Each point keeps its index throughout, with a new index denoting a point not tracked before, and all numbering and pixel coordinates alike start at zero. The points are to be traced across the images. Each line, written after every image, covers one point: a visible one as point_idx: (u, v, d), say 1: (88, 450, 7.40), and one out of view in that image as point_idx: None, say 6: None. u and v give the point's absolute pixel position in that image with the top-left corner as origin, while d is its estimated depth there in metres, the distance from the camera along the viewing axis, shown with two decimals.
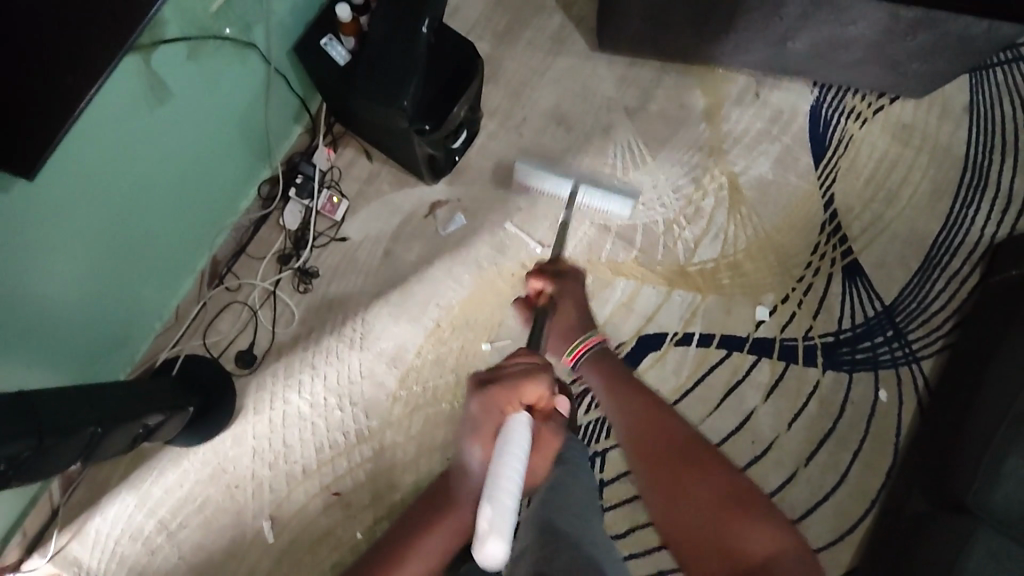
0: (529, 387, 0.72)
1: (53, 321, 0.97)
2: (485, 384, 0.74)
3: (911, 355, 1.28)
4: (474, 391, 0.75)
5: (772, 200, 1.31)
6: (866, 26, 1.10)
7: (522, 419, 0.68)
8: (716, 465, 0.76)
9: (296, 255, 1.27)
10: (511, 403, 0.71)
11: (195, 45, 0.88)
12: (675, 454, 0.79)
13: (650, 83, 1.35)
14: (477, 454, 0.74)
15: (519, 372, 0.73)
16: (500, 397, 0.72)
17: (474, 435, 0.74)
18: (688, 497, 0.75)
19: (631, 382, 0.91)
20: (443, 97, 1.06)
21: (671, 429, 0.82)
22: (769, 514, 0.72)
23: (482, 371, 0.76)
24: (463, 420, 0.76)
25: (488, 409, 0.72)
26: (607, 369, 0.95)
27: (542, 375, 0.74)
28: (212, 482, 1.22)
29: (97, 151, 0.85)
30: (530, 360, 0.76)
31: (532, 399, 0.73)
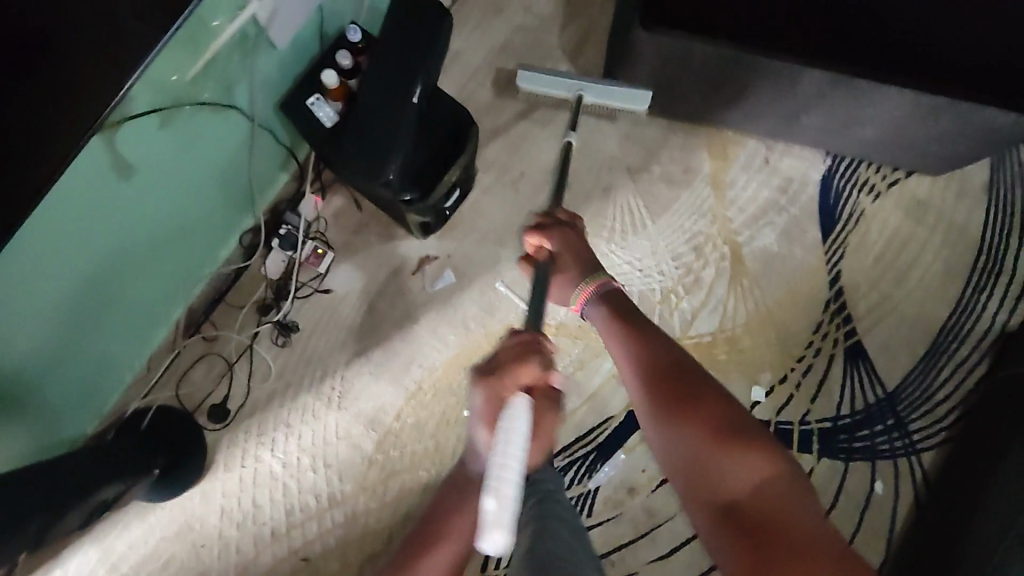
0: (524, 370, 0.68)
1: (8, 392, 0.91)
2: (481, 368, 0.70)
3: (911, 447, 1.23)
4: (473, 380, 0.70)
5: (775, 274, 1.26)
6: (885, 108, 1.03)
7: (522, 402, 0.63)
8: (714, 397, 0.70)
9: (276, 307, 1.21)
10: (509, 389, 0.67)
11: (166, 115, 0.82)
12: (671, 387, 0.72)
13: (656, 142, 1.29)
14: (483, 442, 0.68)
15: (511, 355, 0.69)
16: (497, 384, 0.68)
17: (480, 422, 0.68)
18: (685, 436, 0.69)
19: (639, 316, 0.85)
20: (433, 165, 1.00)
21: (669, 363, 0.75)
22: (767, 449, 0.66)
23: (478, 362, 0.71)
24: (471, 410, 0.71)
25: (489, 398, 0.67)
26: (610, 306, 0.88)
27: (536, 355, 0.69)
28: (178, 539, 1.18)
29: (57, 227, 0.79)
30: (526, 338, 0.72)
31: (530, 381, 0.68)
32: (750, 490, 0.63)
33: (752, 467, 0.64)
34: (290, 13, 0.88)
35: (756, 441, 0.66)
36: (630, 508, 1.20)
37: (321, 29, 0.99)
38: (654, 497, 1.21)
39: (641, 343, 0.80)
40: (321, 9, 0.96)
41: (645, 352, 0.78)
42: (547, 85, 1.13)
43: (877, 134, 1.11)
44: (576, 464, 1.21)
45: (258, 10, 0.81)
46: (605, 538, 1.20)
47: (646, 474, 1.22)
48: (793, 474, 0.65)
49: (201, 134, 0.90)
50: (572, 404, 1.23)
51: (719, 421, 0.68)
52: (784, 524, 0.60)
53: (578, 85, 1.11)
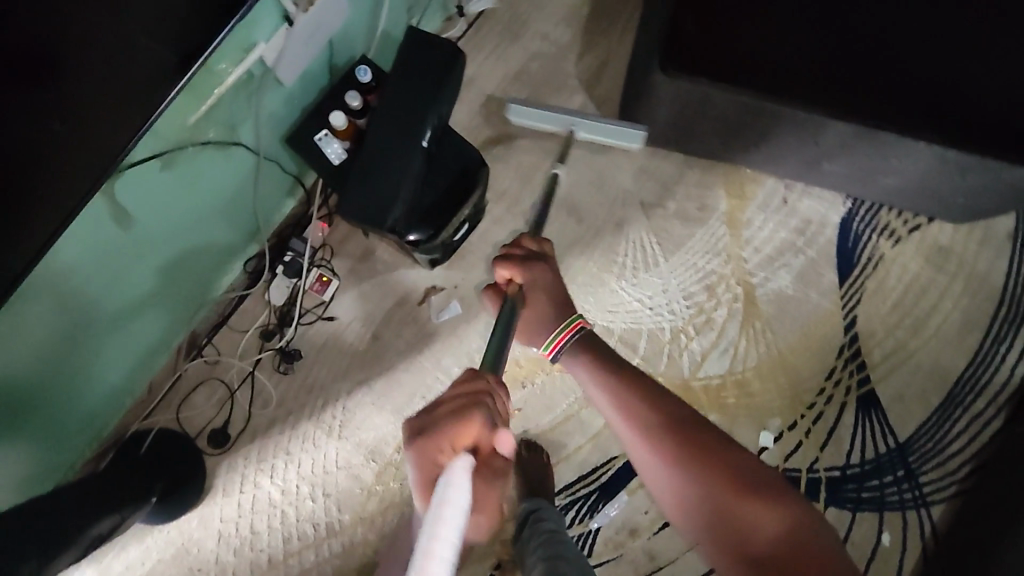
0: (463, 428, 0.61)
1: (10, 421, 0.92)
2: (420, 428, 0.63)
3: (921, 499, 1.20)
4: (409, 439, 0.64)
5: (789, 317, 1.23)
6: (910, 161, 1.00)
7: (461, 462, 0.55)
8: (721, 447, 0.71)
9: (279, 333, 1.20)
10: (446, 451, 0.60)
11: (168, 157, 0.81)
12: (679, 440, 0.72)
13: (671, 178, 1.26)
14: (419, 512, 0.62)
15: (449, 414, 0.63)
16: (432, 445, 0.61)
17: (416, 488, 0.62)
18: (704, 492, 0.68)
19: (626, 368, 0.85)
20: (441, 206, 0.99)
21: (673, 416, 0.75)
22: (787, 497, 0.67)
23: (415, 416, 0.64)
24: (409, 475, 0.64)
25: (422, 460, 0.61)
26: (594, 359, 0.87)
27: (479, 412, 0.63)
28: (174, 562, 1.18)
29: (56, 269, 0.79)
30: (470, 391, 0.66)
31: (468, 441, 0.61)
32: (777, 540, 0.63)
33: (776, 517, 0.64)
34: (300, 53, 0.87)
35: (774, 490, 0.67)
36: (630, 550, 1.19)
37: (331, 62, 0.97)
38: (655, 539, 1.19)
39: (642, 397, 0.79)
40: (332, 44, 0.94)
41: (646, 405, 0.78)
42: (540, 119, 1.12)
43: (901, 183, 1.08)
44: (577, 504, 1.20)
45: (265, 53, 0.80)
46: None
47: (649, 516, 1.20)
48: (812, 518, 0.66)
49: (204, 172, 0.89)
50: (576, 442, 1.21)
51: (730, 467, 0.69)
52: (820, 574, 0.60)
53: (569, 120, 1.12)
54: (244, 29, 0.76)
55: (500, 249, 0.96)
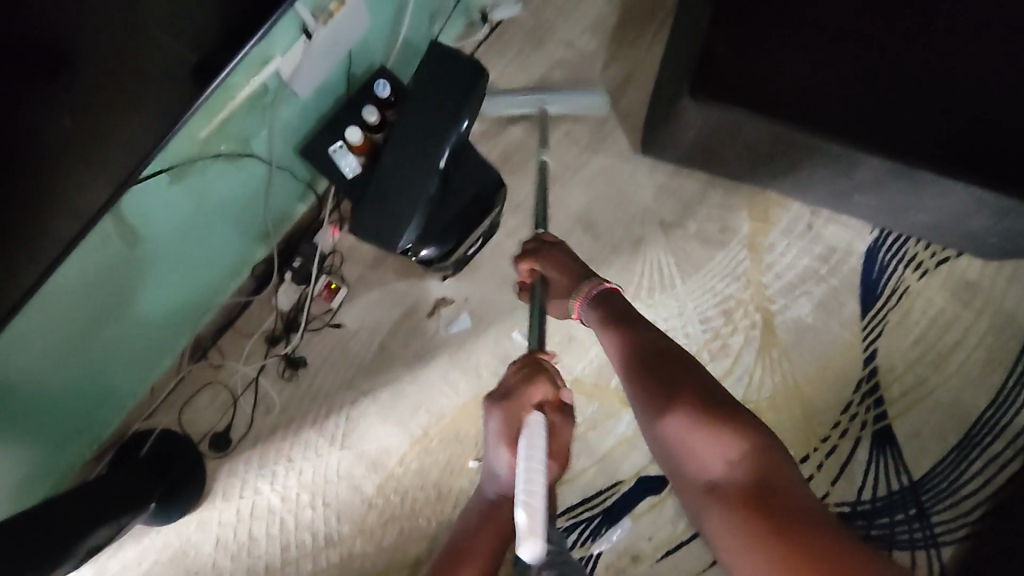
0: (534, 388, 0.70)
1: (11, 424, 0.91)
2: (496, 396, 0.72)
3: (932, 540, 1.17)
4: (487, 410, 0.72)
5: (807, 347, 1.20)
6: (947, 202, 0.97)
7: (534, 414, 0.63)
8: (687, 378, 0.67)
9: (285, 339, 1.18)
10: (523, 410, 0.69)
11: (179, 171, 0.80)
12: (646, 369, 0.69)
13: (693, 197, 1.22)
14: (505, 463, 0.70)
15: (518, 379, 0.72)
16: (513, 405, 0.69)
17: (499, 443, 0.70)
18: (662, 419, 0.65)
19: (628, 310, 0.81)
20: (456, 226, 0.97)
21: (647, 347, 0.72)
22: (747, 424, 0.61)
23: (489, 391, 0.73)
24: (487, 435, 0.72)
25: (504, 421, 0.69)
26: (602, 301, 0.84)
27: (545, 376, 0.72)
28: (171, 564, 1.17)
29: (61, 279, 0.78)
30: (532, 359, 0.74)
31: (541, 399, 0.70)
32: (733, 468, 0.59)
33: (732, 440, 0.60)
34: (317, 64, 0.86)
35: (739, 414, 0.62)
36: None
37: (349, 72, 0.95)
38: (657, 566, 1.17)
39: (623, 331, 0.77)
40: (350, 55, 0.93)
41: (626, 339, 0.75)
42: (512, 103, 1.18)
43: (934, 220, 1.04)
44: (580, 527, 1.18)
45: (282, 66, 0.79)
46: None
47: (652, 543, 1.18)
48: (772, 446, 0.60)
49: (216, 183, 0.88)
50: (581, 463, 1.19)
51: (694, 396, 0.64)
52: (776, 503, 0.55)
53: (539, 99, 1.19)
54: (261, 45, 0.74)
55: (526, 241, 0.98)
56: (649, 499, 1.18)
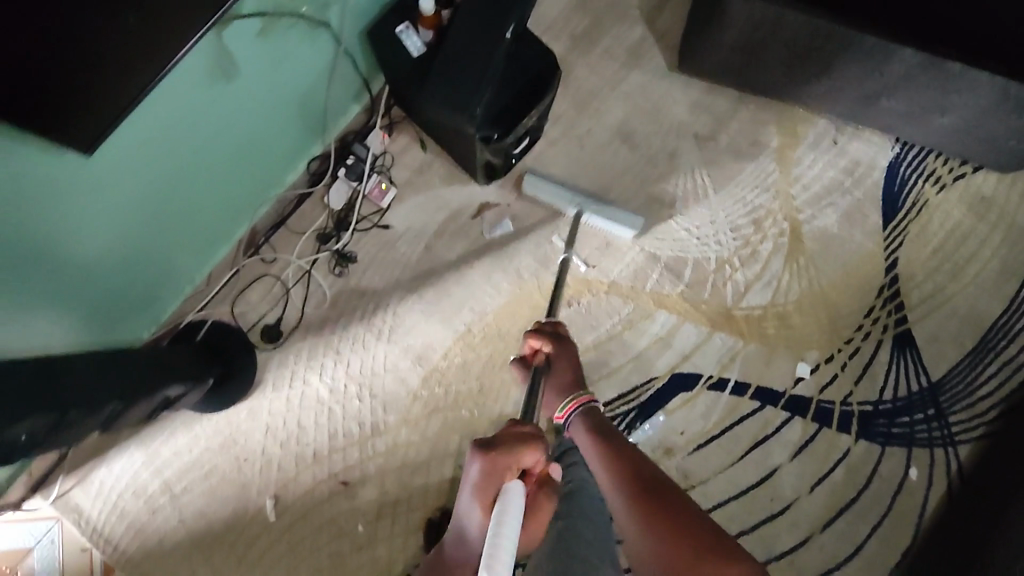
0: (527, 453, 0.68)
1: (78, 281, 0.94)
2: (481, 444, 0.69)
3: (949, 438, 1.23)
4: (470, 455, 0.69)
5: (832, 255, 1.27)
6: (972, 96, 1.03)
7: (515, 487, 0.61)
8: (685, 510, 0.70)
9: (336, 237, 1.24)
10: (510, 471, 0.66)
11: (267, 23, 0.85)
12: (647, 501, 0.71)
13: (725, 112, 1.29)
14: (474, 522, 0.66)
15: (513, 439, 0.69)
16: (499, 462, 0.67)
17: (473, 498, 0.66)
18: (658, 545, 0.67)
19: (617, 433, 0.83)
20: (513, 109, 1.01)
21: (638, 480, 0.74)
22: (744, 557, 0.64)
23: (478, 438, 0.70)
24: (462, 484, 0.68)
25: (488, 473, 0.66)
26: (593, 422, 0.85)
27: (538, 444, 0.69)
28: (220, 452, 1.21)
29: (154, 117, 0.82)
30: (526, 426, 0.72)
31: (529, 466, 0.68)
32: None
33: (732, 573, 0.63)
34: None
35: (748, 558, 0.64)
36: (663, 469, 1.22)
37: None
38: (688, 460, 1.22)
39: (615, 453, 0.79)
40: None
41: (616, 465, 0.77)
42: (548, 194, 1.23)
43: (957, 123, 1.11)
44: (616, 421, 1.23)
45: None
46: None
47: (685, 437, 1.22)
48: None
49: (292, 51, 0.94)
50: (617, 361, 1.24)
51: (692, 530, 0.67)
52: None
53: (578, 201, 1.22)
54: None
55: (531, 325, 1.00)
56: (680, 396, 1.23)
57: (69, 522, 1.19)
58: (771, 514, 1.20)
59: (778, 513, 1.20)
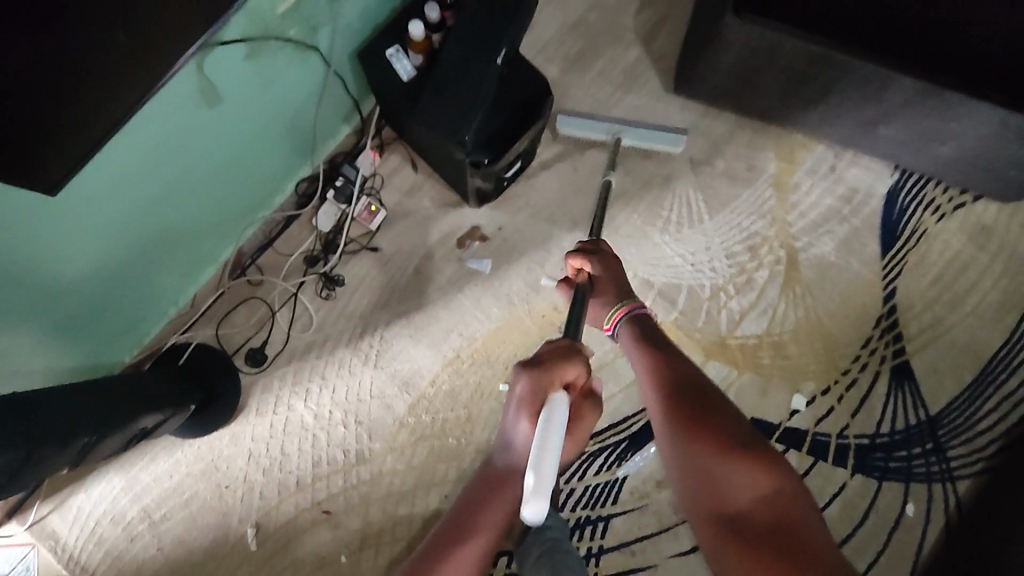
0: (568, 368, 0.72)
1: (51, 306, 0.90)
2: (526, 363, 0.73)
3: (948, 473, 1.20)
4: (517, 372, 0.73)
5: (829, 283, 1.24)
6: (971, 125, 1.01)
7: (559, 399, 0.65)
8: (723, 414, 0.69)
9: (324, 259, 1.22)
10: (556, 379, 0.71)
11: (255, 46, 0.84)
12: (685, 402, 0.70)
13: (721, 137, 1.27)
14: (523, 431, 0.72)
15: (555, 353, 0.73)
16: (544, 374, 0.71)
17: (520, 410, 0.72)
18: (688, 443, 0.67)
19: (664, 337, 0.81)
20: (505, 136, 0.99)
21: (682, 381, 0.73)
22: (777, 470, 0.63)
23: (522, 357, 0.74)
24: (510, 398, 0.73)
25: (534, 385, 0.70)
26: (638, 326, 0.83)
27: (578, 357, 0.73)
28: (202, 478, 1.18)
29: (135, 140, 0.80)
30: (562, 342, 0.75)
31: (571, 378, 0.72)
32: (756, 499, 0.61)
33: (758, 480, 0.62)
34: None
35: (772, 461, 0.64)
36: (653, 501, 1.19)
37: None
38: None
39: (660, 356, 0.77)
40: None
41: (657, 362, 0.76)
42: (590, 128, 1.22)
43: (957, 152, 1.09)
44: (607, 451, 1.20)
45: None
46: (627, 528, 1.18)
47: None
48: (795, 493, 0.62)
49: (281, 73, 0.92)
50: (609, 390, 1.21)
51: (727, 435, 0.66)
52: (805, 551, 0.56)
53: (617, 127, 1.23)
54: None
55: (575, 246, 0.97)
56: None
57: (45, 549, 1.16)
58: None
59: None
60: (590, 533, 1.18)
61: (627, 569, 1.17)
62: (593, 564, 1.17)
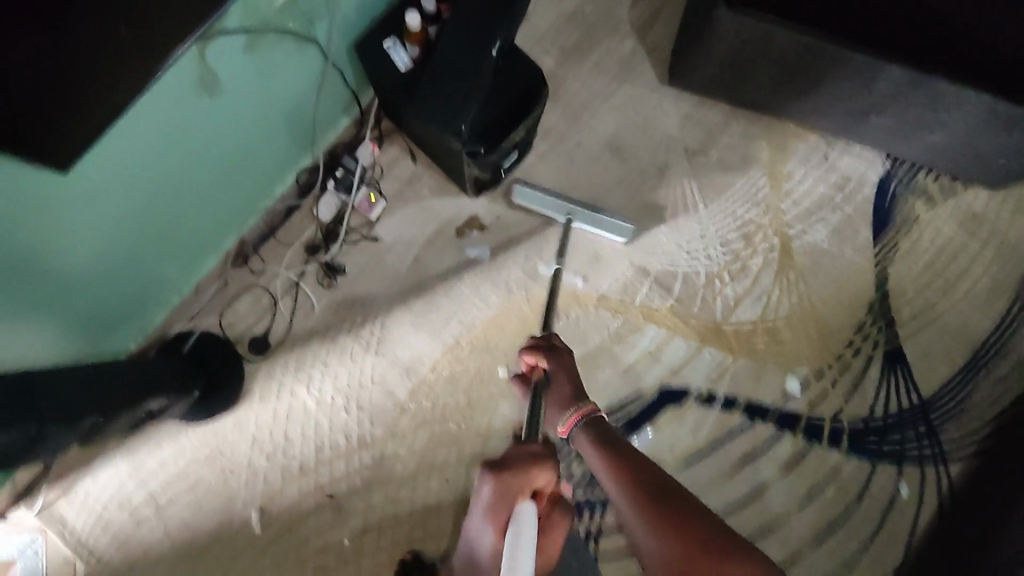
0: (538, 473, 0.68)
1: (57, 295, 0.93)
2: (492, 465, 0.68)
3: (940, 455, 1.22)
4: (481, 475, 0.68)
5: (822, 270, 1.26)
6: (961, 114, 1.03)
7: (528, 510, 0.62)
8: (691, 513, 0.67)
9: (324, 248, 1.24)
10: (522, 486, 0.67)
11: (253, 38, 0.86)
12: (650, 507, 0.69)
13: (716, 127, 1.30)
14: (487, 543, 0.68)
15: (524, 457, 0.69)
16: (511, 480, 0.67)
17: (485, 519, 0.67)
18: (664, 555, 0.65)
19: (616, 433, 0.80)
20: (501, 123, 1.01)
21: (646, 477, 0.72)
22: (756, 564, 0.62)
23: (488, 457, 0.70)
24: (472, 503, 0.69)
25: (501, 491, 0.66)
26: (593, 424, 0.82)
27: (548, 462, 0.70)
28: (207, 463, 1.21)
29: (138, 129, 0.82)
30: (533, 446, 0.71)
31: (541, 484, 0.68)
32: None
33: None
34: None
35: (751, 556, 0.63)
36: None
37: None
38: (677, 477, 1.21)
39: (615, 455, 0.76)
40: None
41: (619, 463, 0.75)
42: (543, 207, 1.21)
43: (946, 141, 1.11)
44: None
45: None
46: None
47: (673, 452, 1.21)
48: None
49: (278, 65, 0.94)
50: (606, 376, 1.23)
51: (702, 539, 0.64)
52: None
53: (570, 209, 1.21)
54: None
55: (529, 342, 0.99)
56: (669, 411, 1.22)
57: (53, 533, 1.18)
58: (761, 531, 1.19)
59: (767, 530, 1.19)
60: (588, 514, 1.20)
61: (625, 549, 1.19)
62: (592, 544, 1.19)
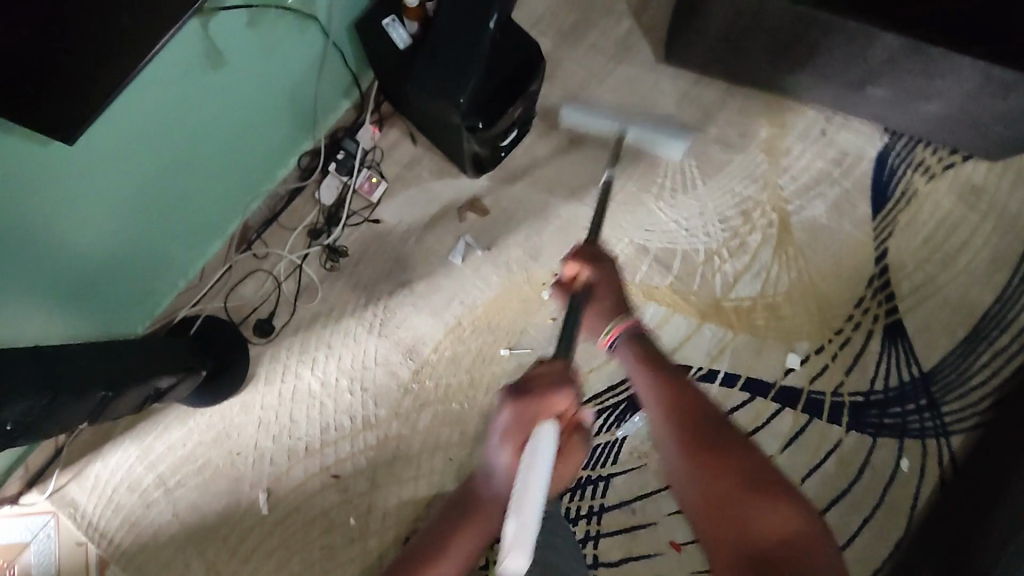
0: (555, 400, 0.69)
1: (65, 276, 0.94)
2: (514, 391, 0.70)
3: (942, 429, 1.22)
4: (504, 397, 0.71)
5: (821, 244, 1.27)
6: (956, 81, 1.03)
7: (546, 436, 0.64)
8: (739, 448, 0.69)
9: (326, 232, 1.25)
10: (541, 414, 0.68)
11: (255, 13, 0.87)
12: (698, 431, 0.71)
13: (713, 104, 1.30)
14: (504, 459, 0.71)
15: (544, 383, 0.70)
16: (528, 408, 0.68)
17: (503, 438, 0.70)
18: (699, 475, 0.68)
19: (666, 359, 0.83)
20: (500, 97, 1.02)
21: (698, 406, 0.74)
22: (794, 508, 0.63)
23: (511, 381, 0.72)
24: (494, 425, 0.72)
25: (518, 417, 0.68)
26: (637, 346, 0.87)
27: (571, 388, 0.70)
28: (215, 445, 1.22)
29: (144, 106, 0.83)
30: (557, 367, 0.73)
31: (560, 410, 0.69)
32: (780, 537, 0.61)
33: (782, 518, 0.62)
34: None
35: (791, 498, 0.64)
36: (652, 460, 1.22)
37: None
38: None
39: (665, 379, 0.79)
40: None
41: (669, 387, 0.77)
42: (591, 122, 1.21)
43: (942, 110, 1.11)
44: (606, 413, 1.23)
45: None
46: (627, 488, 1.21)
47: None
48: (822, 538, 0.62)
49: (280, 42, 0.96)
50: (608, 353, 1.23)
51: (748, 473, 0.66)
52: None
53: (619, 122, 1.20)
54: None
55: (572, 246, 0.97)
56: None
57: (65, 517, 1.20)
58: None
59: None
60: (591, 492, 1.21)
61: (629, 526, 1.20)
62: (595, 521, 1.20)
